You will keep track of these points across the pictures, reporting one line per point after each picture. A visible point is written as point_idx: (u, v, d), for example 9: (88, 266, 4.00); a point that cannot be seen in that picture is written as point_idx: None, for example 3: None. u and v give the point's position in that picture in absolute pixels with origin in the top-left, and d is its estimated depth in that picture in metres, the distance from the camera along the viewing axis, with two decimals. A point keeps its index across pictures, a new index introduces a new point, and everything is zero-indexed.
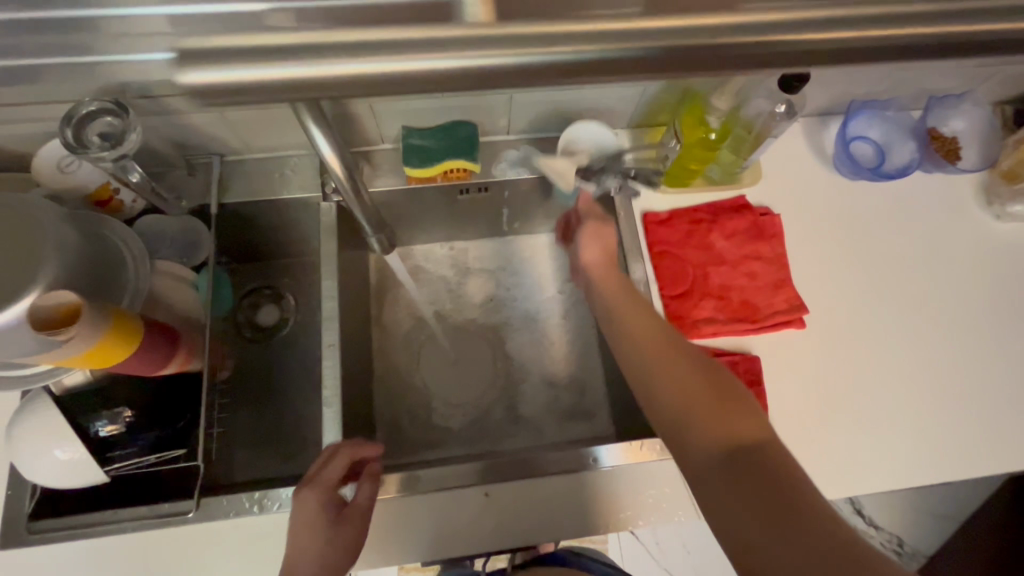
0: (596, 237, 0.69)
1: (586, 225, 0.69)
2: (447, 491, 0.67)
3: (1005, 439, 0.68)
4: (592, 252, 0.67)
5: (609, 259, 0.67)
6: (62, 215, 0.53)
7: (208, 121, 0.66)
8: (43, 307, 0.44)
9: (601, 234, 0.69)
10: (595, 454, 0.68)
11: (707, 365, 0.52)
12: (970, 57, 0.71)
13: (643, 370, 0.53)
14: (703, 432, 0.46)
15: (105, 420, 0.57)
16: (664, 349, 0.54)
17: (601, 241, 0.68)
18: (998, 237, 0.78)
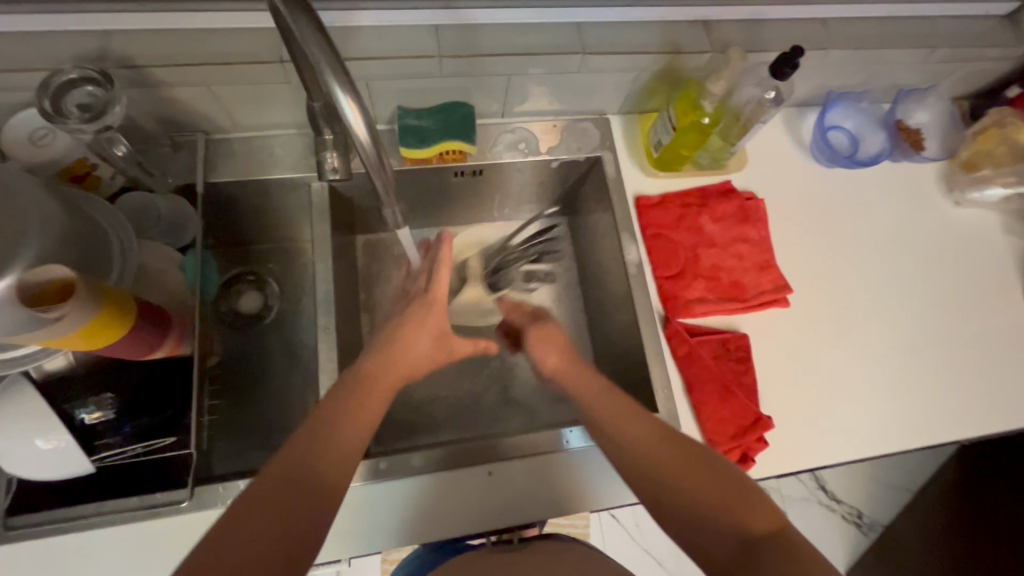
0: (545, 341, 0.67)
1: (533, 331, 0.68)
2: (444, 473, 0.66)
3: (968, 406, 0.73)
4: (552, 358, 0.65)
5: (567, 361, 0.65)
6: (45, 191, 0.50)
7: (196, 95, 0.64)
8: (30, 282, 0.43)
9: (547, 336, 0.67)
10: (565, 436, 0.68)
11: (669, 437, 0.56)
12: (935, 53, 0.76)
13: (642, 476, 0.55)
14: (715, 530, 0.50)
15: (89, 407, 0.54)
16: (654, 450, 0.56)
17: (552, 345, 0.66)
18: (958, 221, 0.84)
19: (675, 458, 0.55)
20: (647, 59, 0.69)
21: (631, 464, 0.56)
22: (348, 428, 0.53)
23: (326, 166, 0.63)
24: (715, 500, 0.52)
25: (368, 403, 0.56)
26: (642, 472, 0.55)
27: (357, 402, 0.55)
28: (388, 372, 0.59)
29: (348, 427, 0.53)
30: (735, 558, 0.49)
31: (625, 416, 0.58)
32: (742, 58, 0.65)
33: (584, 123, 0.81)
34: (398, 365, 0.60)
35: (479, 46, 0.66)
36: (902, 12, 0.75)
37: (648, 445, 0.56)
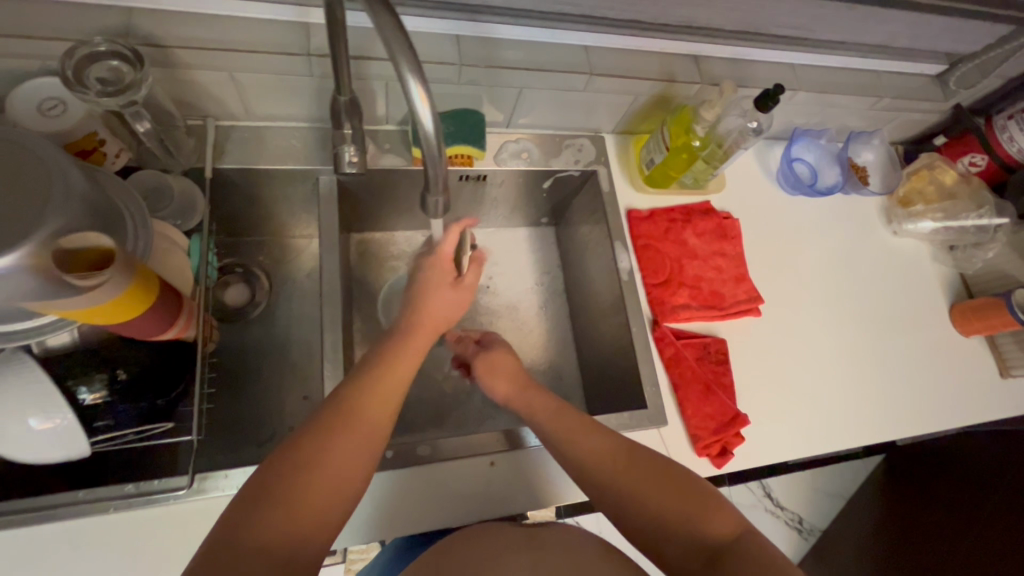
0: (494, 369, 0.69)
1: (478, 363, 0.70)
2: (440, 462, 0.67)
3: (904, 409, 0.83)
4: (501, 386, 0.68)
5: (519, 384, 0.67)
6: (70, 158, 0.49)
7: (215, 81, 0.64)
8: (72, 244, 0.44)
9: (495, 363, 0.69)
10: (525, 434, 0.69)
11: (629, 449, 0.58)
12: (880, 102, 0.88)
13: (607, 490, 0.56)
14: (687, 537, 0.52)
15: (89, 386, 0.52)
16: (626, 466, 0.56)
17: (501, 372, 0.68)
18: (895, 248, 0.96)
19: (647, 469, 0.56)
20: (644, 84, 0.77)
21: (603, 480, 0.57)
22: (353, 432, 0.51)
23: (344, 159, 0.66)
24: (685, 507, 0.53)
25: (373, 399, 0.54)
26: (608, 487, 0.56)
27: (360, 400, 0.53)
28: (391, 368, 0.57)
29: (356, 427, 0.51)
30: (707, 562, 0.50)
31: (594, 435, 0.59)
32: (733, 90, 0.72)
33: (581, 139, 0.87)
34: (406, 363, 0.59)
35: (497, 57, 0.70)
36: (860, 63, 0.85)
37: (621, 459, 0.57)
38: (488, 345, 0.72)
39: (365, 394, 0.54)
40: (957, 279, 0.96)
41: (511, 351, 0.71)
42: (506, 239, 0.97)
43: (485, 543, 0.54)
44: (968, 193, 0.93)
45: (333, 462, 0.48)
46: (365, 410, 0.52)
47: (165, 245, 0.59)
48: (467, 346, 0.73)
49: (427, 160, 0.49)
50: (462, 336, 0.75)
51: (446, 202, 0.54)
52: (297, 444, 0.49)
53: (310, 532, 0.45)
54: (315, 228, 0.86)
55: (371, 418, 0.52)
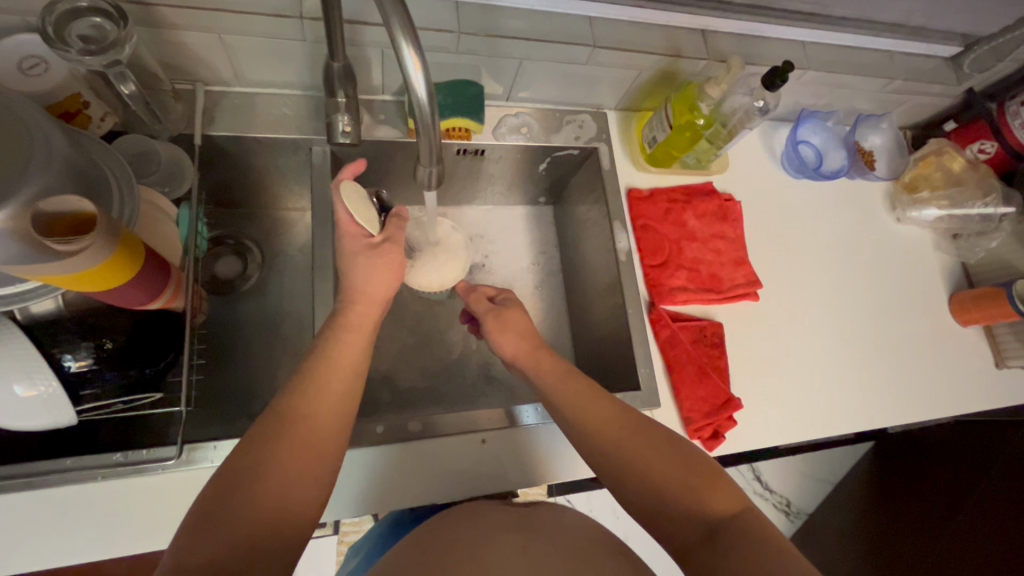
0: (508, 330, 0.67)
1: (490, 320, 0.68)
2: (429, 440, 0.66)
3: (897, 395, 0.83)
4: (508, 343, 0.66)
5: (530, 344, 0.66)
6: (51, 120, 0.48)
7: (204, 44, 0.62)
8: (60, 205, 0.43)
9: (508, 321, 0.68)
10: (519, 412, 0.69)
11: (627, 421, 0.57)
12: (891, 84, 0.86)
13: (602, 463, 0.56)
14: (676, 512, 0.51)
15: (76, 353, 0.51)
16: (615, 438, 0.56)
17: (512, 329, 0.67)
18: (898, 235, 0.94)
19: (637, 442, 0.55)
20: (648, 59, 0.74)
21: (596, 453, 0.57)
22: (322, 415, 0.51)
23: (338, 128, 0.65)
24: (673, 482, 0.52)
25: (340, 379, 0.54)
26: (602, 458, 0.56)
27: (328, 381, 0.53)
28: (354, 346, 0.57)
29: (327, 410, 0.51)
30: (696, 538, 0.49)
31: (588, 404, 0.59)
32: (741, 67, 0.70)
33: (582, 115, 0.85)
34: (364, 339, 0.59)
35: (497, 27, 0.68)
36: (871, 43, 0.83)
37: (610, 432, 0.56)
38: (503, 304, 0.70)
39: (334, 374, 0.54)
40: (959, 268, 0.94)
41: (523, 312, 0.69)
42: (503, 216, 0.95)
43: (474, 522, 0.53)
44: (975, 180, 0.91)
45: (304, 446, 0.48)
46: (333, 389, 0.53)
47: (152, 213, 0.57)
48: (479, 298, 0.71)
49: (421, 130, 0.47)
50: (476, 291, 0.72)
51: (439, 173, 0.53)
52: (268, 430, 0.49)
53: (287, 515, 0.46)
54: (308, 201, 0.85)
55: (340, 400, 0.53)
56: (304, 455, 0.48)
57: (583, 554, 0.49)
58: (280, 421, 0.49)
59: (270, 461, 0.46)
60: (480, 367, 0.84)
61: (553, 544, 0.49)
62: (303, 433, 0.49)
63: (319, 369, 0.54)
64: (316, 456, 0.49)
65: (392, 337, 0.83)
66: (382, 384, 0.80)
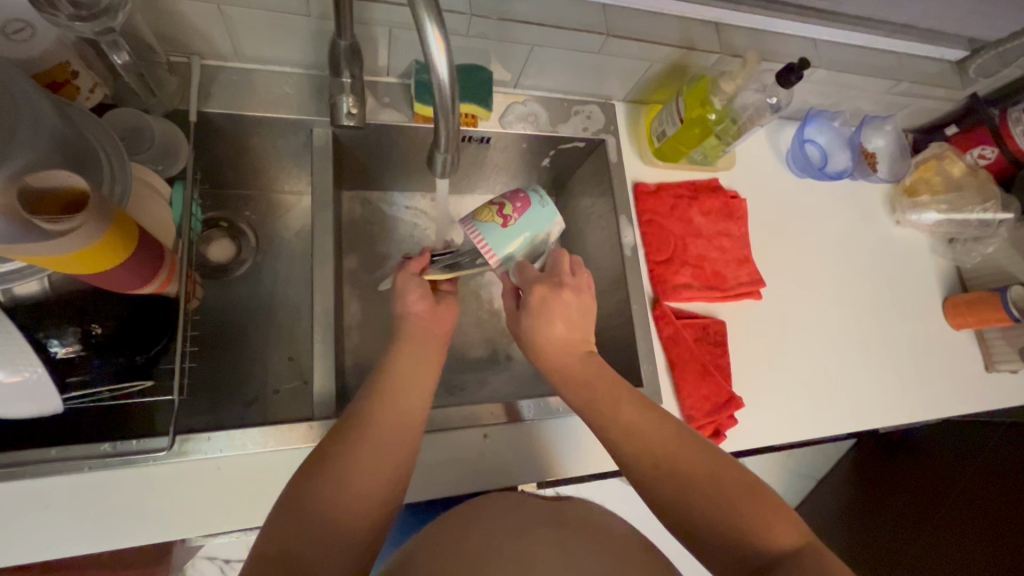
0: (541, 335, 0.62)
1: (522, 330, 0.63)
2: (426, 433, 0.65)
3: (890, 396, 0.84)
4: (551, 352, 0.62)
5: (562, 347, 0.62)
6: (40, 91, 0.45)
7: (202, 14, 0.58)
8: (55, 178, 0.40)
9: (541, 330, 0.62)
10: (522, 407, 0.68)
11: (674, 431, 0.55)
12: (898, 86, 0.86)
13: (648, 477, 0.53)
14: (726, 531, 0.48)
15: (62, 339, 0.48)
16: (671, 454, 0.53)
17: (548, 336, 0.62)
18: (898, 238, 0.95)
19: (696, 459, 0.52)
20: (662, 50, 0.73)
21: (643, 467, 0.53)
22: (385, 433, 0.50)
23: (343, 110, 0.63)
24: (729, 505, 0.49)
25: (408, 400, 0.53)
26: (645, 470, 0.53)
27: (394, 402, 0.52)
28: (411, 362, 0.57)
29: (394, 434, 0.50)
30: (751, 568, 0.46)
31: (638, 412, 0.56)
32: (757, 62, 0.69)
33: (591, 106, 0.83)
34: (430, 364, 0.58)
35: (510, 10, 0.66)
36: (882, 44, 0.82)
37: (662, 446, 0.53)
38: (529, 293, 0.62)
39: (399, 397, 0.53)
40: (953, 272, 0.95)
41: (554, 301, 0.61)
42: None
43: (506, 513, 0.52)
44: (974, 185, 0.92)
45: (363, 463, 0.47)
46: (394, 410, 0.52)
47: (144, 190, 0.54)
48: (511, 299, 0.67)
49: (439, 113, 0.45)
50: (503, 283, 0.67)
51: (453, 161, 0.52)
52: (332, 444, 0.48)
53: (339, 534, 0.43)
54: (305, 184, 0.82)
55: (406, 425, 0.52)
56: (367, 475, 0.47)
57: (591, 549, 0.48)
58: (344, 437, 0.48)
59: (331, 477, 0.45)
60: (477, 360, 0.83)
61: (574, 539, 0.49)
62: (364, 449, 0.47)
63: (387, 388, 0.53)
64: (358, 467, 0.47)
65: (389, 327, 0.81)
66: None
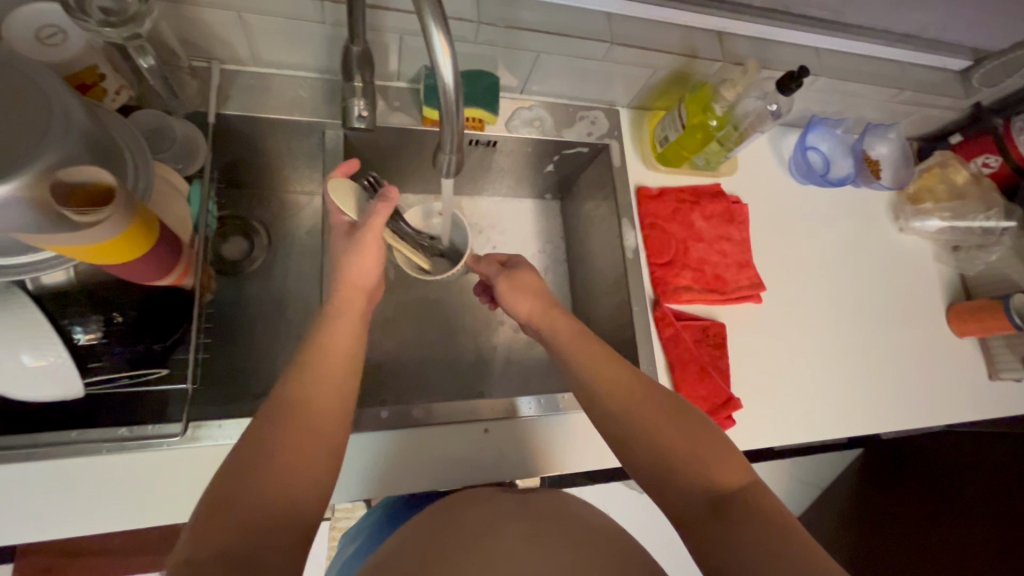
0: (520, 292, 0.68)
1: (503, 282, 0.69)
2: (425, 427, 0.66)
3: (890, 400, 0.85)
4: (524, 307, 0.67)
5: (541, 303, 0.66)
6: (71, 92, 0.47)
7: (223, 21, 0.61)
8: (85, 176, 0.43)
9: (520, 283, 0.68)
10: (519, 403, 0.69)
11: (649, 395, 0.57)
12: (901, 94, 0.86)
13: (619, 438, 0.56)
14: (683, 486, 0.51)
15: (85, 326, 0.51)
16: (637, 417, 0.55)
17: (525, 292, 0.68)
18: (901, 245, 0.95)
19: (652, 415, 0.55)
20: (664, 57, 0.74)
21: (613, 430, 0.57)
22: (297, 431, 0.49)
23: (354, 113, 0.65)
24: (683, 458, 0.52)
25: (319, 392, 0.53)
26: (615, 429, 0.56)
27: (333, 372, 0.55)
28: (339, 345, 0.57)
29: (306, 434, 0.50)
30: (703, 514, 0.49)
31: (614, 373, 0.59)
32: (757, 70, 0.71)
33: (596, 112, 0.85)
34: (348, 352, 0.58)
35: (516, 18, 0.68)
36: (885, 53, 0.83)
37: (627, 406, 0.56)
38: (513, 267, 0.71)
39: (317, 396, 0.52)
40: (957, 279, 0.95)
41: (534, 273, 0.70)
42: (512, 208, 0.95)
43: (475, 509, 0.54)
44: (977, 194, 0.92)
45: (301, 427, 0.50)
46: (340, 379, 0.55)
47: (165, 187, 0.57)
48: (491, 265, 0.72)
49: (444, 117, 0.47)
50: (488, 255, 0.73)
51: (458, 161, 0.53)
52: (246, 445, 0.48)
53: (287, 492, 0.46)
54: (317, 184, 0.84)
55: (321, 421, 0.51)
56: (278, 477, 0.46)
57: (582, 543, 0.49)
58: (253, 439, 0.48)
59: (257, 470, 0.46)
60: (481, 358, 0.85)
61: (559, 530, 0.50)
62: (306, 421, 0.50)
63: (303, 381, 0.53)
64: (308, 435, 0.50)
65: (394, 324, 0.84)
66: (385, 369, 0.80)
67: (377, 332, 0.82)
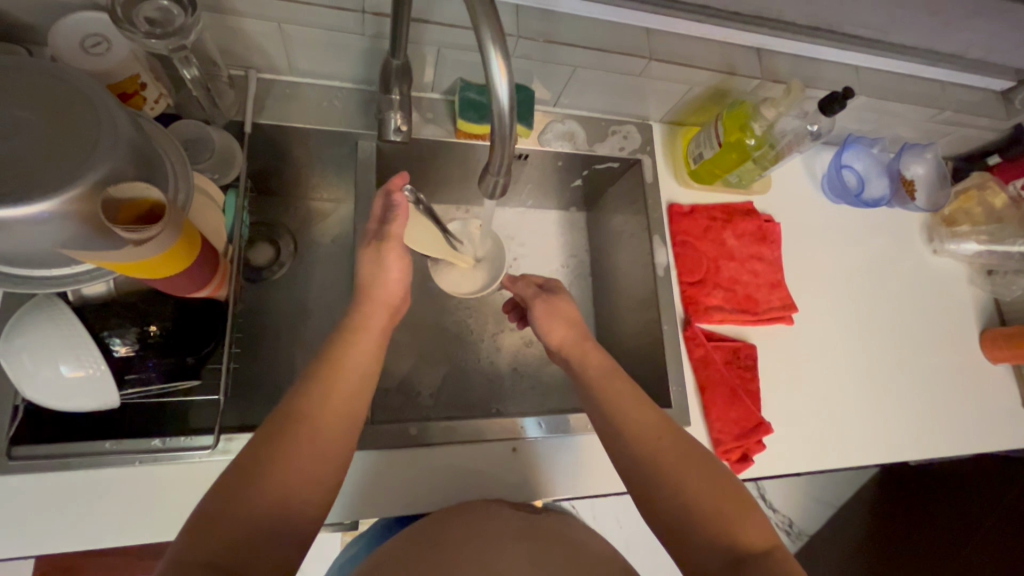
0: (554, 317, 0.68)
1: (540, 304, 0.69)
2: (429, 446, 0.66)
3: (920, 428, 0.83)
4: (558, 334, 0.68)
5: (577, 333, 0.67)
6: (117, 100, 0.47)
7: (264, 32, 0.61)
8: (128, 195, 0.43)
9: (557, 310, 0.69)
10: (526, 426, 0.69)
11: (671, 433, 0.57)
12: (941, 114, 0.85)
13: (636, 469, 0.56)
14: (699, 532, 0.51)
15: (121, 338, 0.50)
16: (661, 453, 0.55)
17: (560, 318, 0.68)
18: (935, 268, 0.93)
19: (675, 458, 0.55)
20: (702, 74, 0.73)
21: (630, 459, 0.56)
22: (306, 454, 0.49)
23: (391, 126, 0.65)
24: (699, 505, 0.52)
25: (335, 417, 0.52)
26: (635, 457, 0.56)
27: (352, 394, 0.55)
28: (357, 369, 0.56)
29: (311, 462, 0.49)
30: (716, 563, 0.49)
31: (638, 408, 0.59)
32: (801, 90, 0.69)
33: (628, 126, 0.84)
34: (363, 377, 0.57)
35: (556, 33, 0.67)
36: (926, 72, 0.81)
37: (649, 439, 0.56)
38: (551, 290, 0.72)
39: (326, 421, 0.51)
40: (991, 304, 0.93)
41: (571, 301, 0.70)
42: (537, 220, 0.94)
43: (482, 522, 0.54)
44: (1016, 219, 0.91)
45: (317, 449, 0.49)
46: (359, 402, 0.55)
47: (202, 198, 0.57)
48: (526, 286, 0.72)
49: (496, 140, 0.46)
50: (524, 277, 0.74)
51: (504, 184, 0.52)
52: (249, 457, 0.47)
53: (290, 514, 0.46)
54: (344, 193, 0.84)
55: (330, 447, 0.50)
56: (279, 501, 0.45)
57: None
58: (254, 464, 0.46)
59: (270, 487, 0.46)
60: (503, 370, 0.84)
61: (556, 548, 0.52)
62: (322, 443, 0.50)
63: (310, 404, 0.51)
64: (324, 459, 0.50)
65: (419, 335, 0.83)
66: (408, 381, 0.80)
67: (400, 342, 0.82)
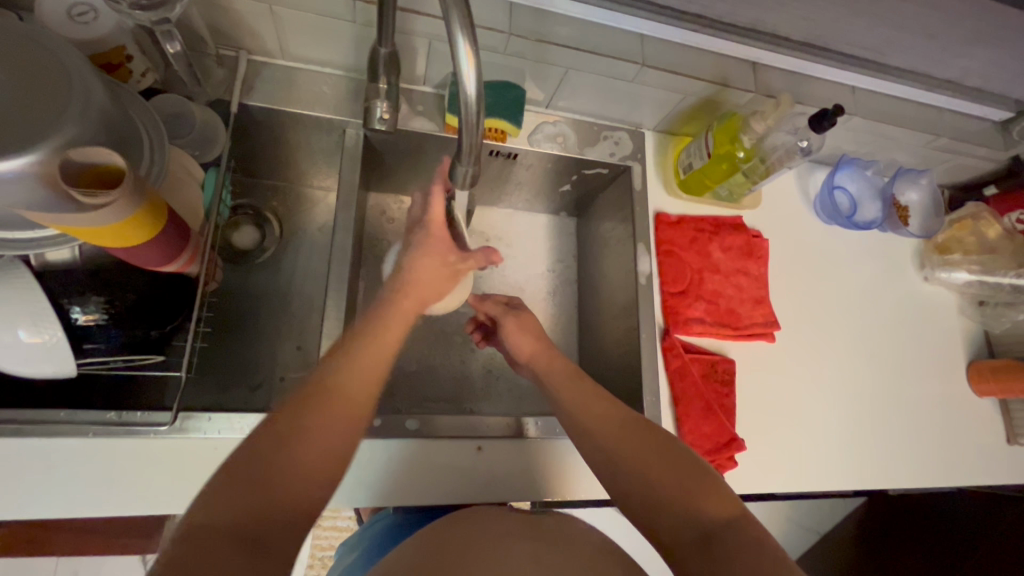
0: (522, 331, 0.69)
1: (508, 320, 0.70)
2: (402, 440, 0.64)
3: (900, 456, 0.81)
4: (524, 345, 0.68)
5: (544, 346, 0.67)
6: (93, 69, 0.47)
7: (254, 12, 0.61)
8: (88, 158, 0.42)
9: (523, 323, 0.69)
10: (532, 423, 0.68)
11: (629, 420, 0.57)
12: (937, 140, 0.84)
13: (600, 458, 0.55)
14: (666, 510, 0.50)
15: (83, 306, 0.50)
16: (620, 441, 0.55)
17: (527, 331, 0.69)
18: (925, 296, 0.92)
19: (632, 445, 0.54)
20: (694, 84, 0.73)
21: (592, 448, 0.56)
22: (337, 394, 0.50)
23: (376, 114, 0.65)
24: (674, 495, 0.50)
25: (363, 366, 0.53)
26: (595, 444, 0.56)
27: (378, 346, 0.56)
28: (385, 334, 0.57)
29: (307, 445, 0.46)
30: (691, 542, 0.47)
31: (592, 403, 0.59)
32: (790, 104, 0.69)
33: (621, 132, 0.83)
34: (380, 367, 0.54)
35: (549, 32, 0.67)
36: (922, 97, 0.81)
37: (607, 428, 0.56)
38: (517, 308, 0.72)
39: (319, 402, 0.49)
40: (981, 336, 0.91)
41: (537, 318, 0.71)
42: (525, 221, 0.94)
43: (470, 525, 0.53)
44: (1010, 250, 0.90)
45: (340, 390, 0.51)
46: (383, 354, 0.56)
47: (180, 174, 0.56)
48: (494, 304, 0.73)
49: (463, 127, 0.46)
50: (493, 297, 0.74)
51: (474, 175, 0.52)
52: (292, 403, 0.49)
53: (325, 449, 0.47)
54: (334, 181, 0.84)
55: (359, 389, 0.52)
56: (308, 441, 0.46)
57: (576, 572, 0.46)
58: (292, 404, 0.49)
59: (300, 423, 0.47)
60: (482, 369, 0.83)
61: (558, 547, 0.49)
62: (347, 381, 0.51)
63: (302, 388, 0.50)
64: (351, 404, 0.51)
65: None
66: None
67: None
